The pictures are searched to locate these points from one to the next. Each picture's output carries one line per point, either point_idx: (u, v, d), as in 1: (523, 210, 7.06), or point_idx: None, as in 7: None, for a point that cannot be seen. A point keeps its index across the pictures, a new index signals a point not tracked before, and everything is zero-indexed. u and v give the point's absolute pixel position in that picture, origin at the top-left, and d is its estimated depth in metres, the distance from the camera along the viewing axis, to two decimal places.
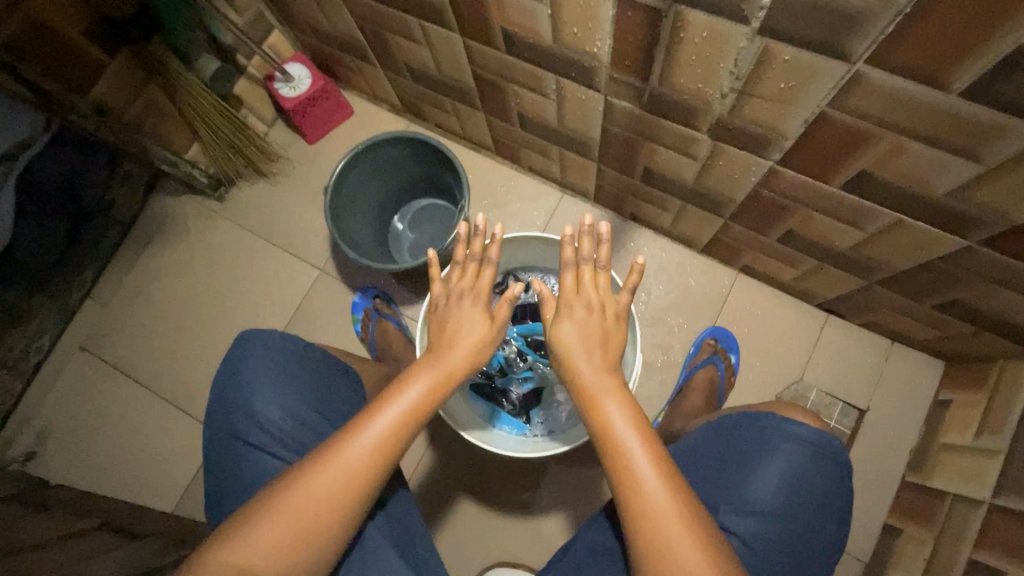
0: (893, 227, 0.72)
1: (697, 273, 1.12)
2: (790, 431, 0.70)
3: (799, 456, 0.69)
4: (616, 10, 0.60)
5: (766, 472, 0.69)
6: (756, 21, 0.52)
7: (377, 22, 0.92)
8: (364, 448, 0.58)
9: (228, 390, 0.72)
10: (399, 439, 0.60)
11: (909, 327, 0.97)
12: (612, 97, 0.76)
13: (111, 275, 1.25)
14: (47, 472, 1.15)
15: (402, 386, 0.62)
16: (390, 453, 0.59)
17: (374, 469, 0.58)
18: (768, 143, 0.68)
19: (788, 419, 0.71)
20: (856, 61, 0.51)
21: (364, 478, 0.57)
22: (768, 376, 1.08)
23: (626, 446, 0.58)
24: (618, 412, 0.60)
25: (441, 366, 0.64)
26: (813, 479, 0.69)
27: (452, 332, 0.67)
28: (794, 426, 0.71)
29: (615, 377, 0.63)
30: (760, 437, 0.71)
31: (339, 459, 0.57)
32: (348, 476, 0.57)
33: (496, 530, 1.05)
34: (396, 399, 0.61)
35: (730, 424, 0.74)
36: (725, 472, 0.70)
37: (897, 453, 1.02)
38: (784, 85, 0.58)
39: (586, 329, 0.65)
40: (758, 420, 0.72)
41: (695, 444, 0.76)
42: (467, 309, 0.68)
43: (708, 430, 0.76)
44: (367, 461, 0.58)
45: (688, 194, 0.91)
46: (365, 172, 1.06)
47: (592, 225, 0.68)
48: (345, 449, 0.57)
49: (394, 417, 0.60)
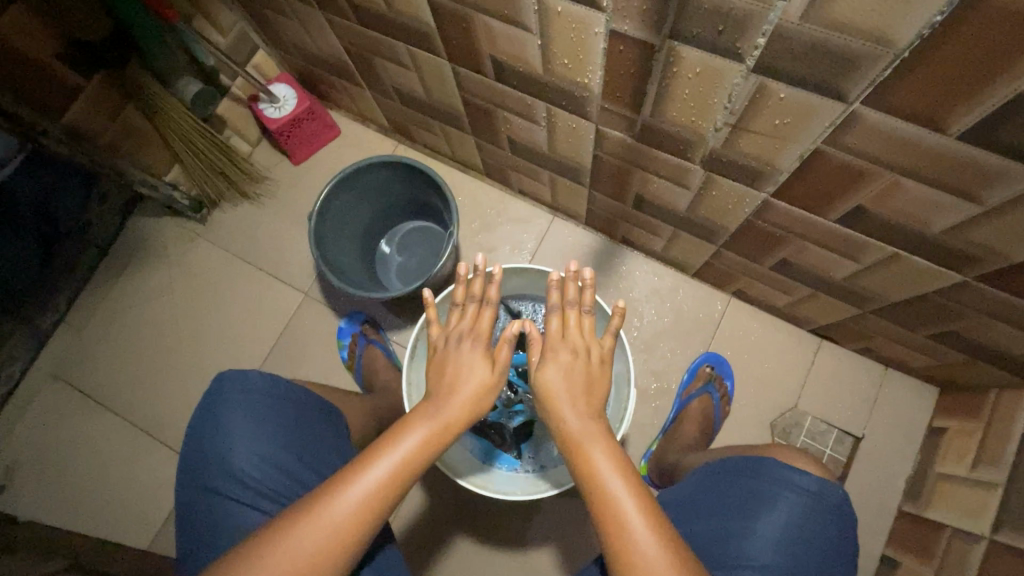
0: (889, 261, 0.71)
1: (689, 298, 1.11)
2: (791, 479, 0.70)
3: (798, 505, 0.69)
4: (608, 43, 0.58)
5: (765, 520, 0.68)
6: (751, 59, 0.51)
7: (364, 46, 0.90)
8: (352, 502, 0.55)
9: (204, 436, 0.69)
10: (390, 494, 0.56)
11: (902, 354, 0.96)
12: (604, 126, 0.74)
13: (86, 300, 1.20)
14: (15, 508, 1.09)
15: (395, 436, 0.59)
16: (380, 509, 0.56)
17: (361, 526, 0.55)
18: (762, 177, 0.67)
19: (789, 466, 0.71)
20: (853, 102, 0.50)
21: (347, 536, 0.54)
22: (763, 403, 1.06)
23: (617, 500, 0.55)
24: (604, 459, 0.58)
25: (437, 414, 0.62)
26: (814, 531, 0.68)
27: (451, 376, 0.65)
28: (794, 474, 0.71)
29: (603, 426, 0.61)
30: (760, 484, 0.71)
31: (324, 515, 0.54)
32: (333, 534, 0.53)
33: (487, 566, 1.02)
34: (389, 449, 0.58)
35: (732, 469, 0.75)
36: (723, 516, 0.70)
37: (893, 482, 1.01)
38: (778, 122, 0.57)
39: (576, 376, 0.64)
40: (760, 466, 0.73)
41: (695, 486, 0.77)
42: (468, 352, 0.67)
43: (709, 474, 0.77)
44: (354, 517, 0.54)
45: (681, 221, 0.90)
46: (352, 197, 1.04)
47: (576, 271, 0.72)
48: (331, 503, 0.54)
49: (385, 470, 0.57)
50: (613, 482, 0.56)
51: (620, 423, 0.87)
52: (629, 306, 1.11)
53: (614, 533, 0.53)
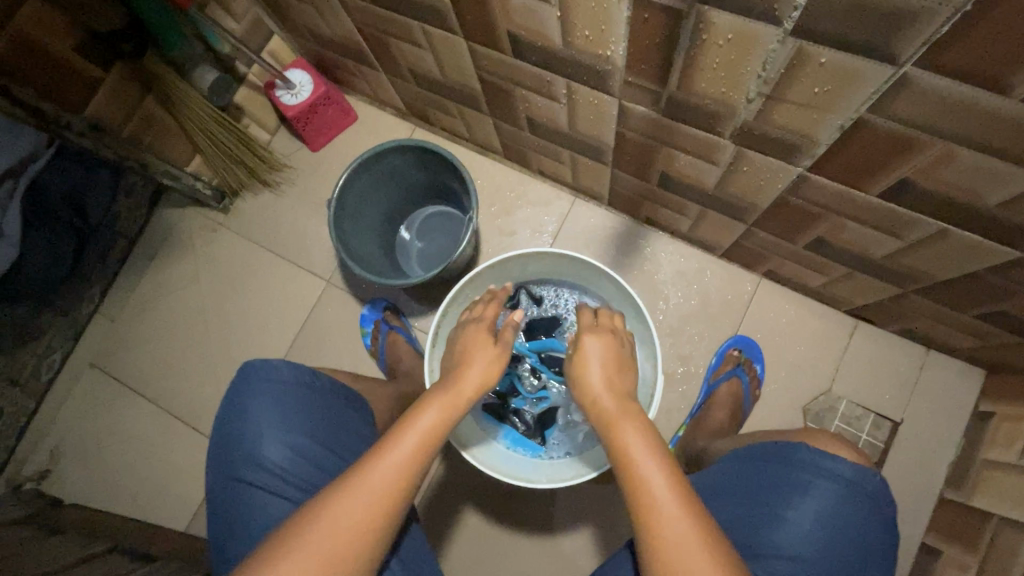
0: (936, 238, 0.66)
1: (718, 279, 1.07)
2: (824, 466, 0.68)
3: (832, 494, 0.67)
4: (632, 11, 0.55)
5: (798, 509, 0.66)
6: (789, 22, 0.47)
7: (377, 26, 0.87)
8: (383, 474, 0.55)
9: (232, 426, 0.70)
10: (419, 463, 0.58)
11: (946, 335, 0.91)
12: (628, 102, 0.71)
13: (118, 290, 1.23)
14: (61, 491, 1.14)
15: (419, 409, 0.61)
16: (411, 479, 0.57)
17: (391, 499, 0.55)
18: (798, 150, 0.63)
19: (823, 453, 0.69)
20: (903, 64, 0.46)
21: (378, 508, 0.54)
22: (795, 387, 1.03)
23: (639, 465, 0.54)
24: (628, 429, 0.58)
25: (459, 392, 0.64)
26: (849, 519, 0.66)
27: (469, 356, 0.69)
28: (828, 461, 0.68)
29: (629, 402, 0.61)
30: (791, 470, 0.69)
31: (359, 484, 0.55)
32: (365, 506, 0.54)
33: (512, 549, 1.02)
34: (414, 422, 0.60)
35: (760, 453, 0.73)
36: (754, 503, 0.68)
37: (934, 469, 0.97)
38: (818, 90, 0.53)
39: (601, 357, 0.65)
40: (791, 452, 0.70)
41: (721, 470, 0.74)
42: (474, 332, 0.74)
43: (735, 460, 0.75)
44: (386, 488, 0.55)
45: (710, 200, 0.86)
46: (370, 182, 1.03)
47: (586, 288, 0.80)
48: (365, 474, 0.55)
49: (414, 440, 0.58)
50: (641, 453, 0.55)
51: (648, 410, 0.84)
52: (655, 288, 1.08)
53: (644, 505, 0.52)
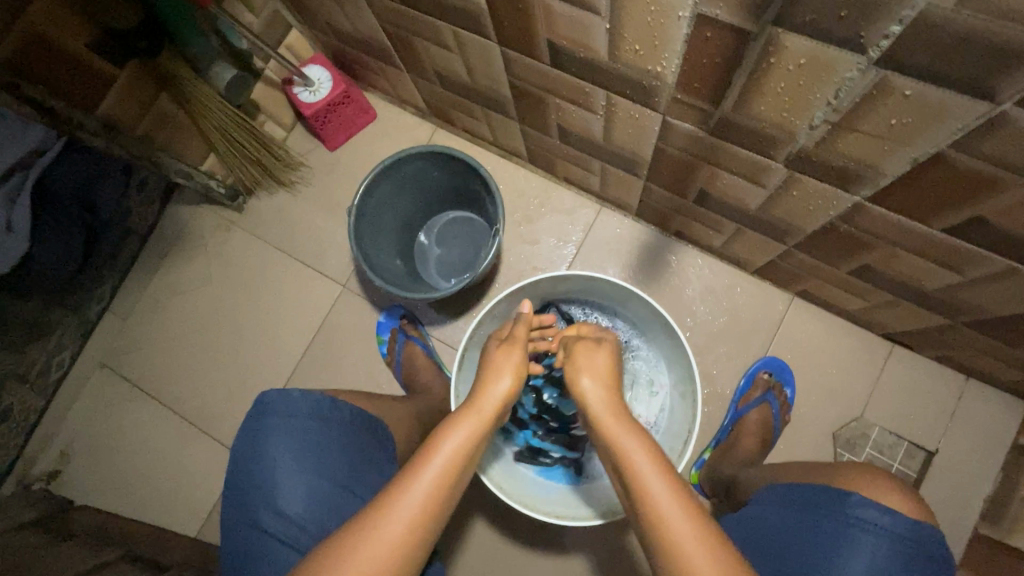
0: (1001, 276, 0.63)
1: (748, 297, 1.03)
2: (876, 520, 0.61)
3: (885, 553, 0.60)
4: (692, 29, 0.50)
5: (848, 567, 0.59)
6: (875, 51, 0.43)
7: (403, 25, 0.83)
8: (406, 508, 0.52)
9: (246, 464, 0.68)
10: (446, 492, 0.55)
11: (991, 367, 0.88)
12: (673, 118, 0.66)
13: (129, 289, 1.20)
14: (72, 492, 1.13)
15: (444, 430, 0.59)
16: (439, 511, 0.54)
17: (418, 536, 0.52)
18: (859, 179, 0.59)
19: (873, 504, 0.62)
20: (1002, 102, 0.42)
21: (402, 544, 0.51)
22: (826, 411, 0.99)
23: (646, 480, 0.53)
24: (636, 448, 0.56)
25: (477, 417, 0.62)
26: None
27: (487, 378, 0.67)
28: (884, 517, 0.61)
29: (626, 413, 0.61)
30: (831, 522, 0.63)
31: (383, 520, 0.51)
32: (391, 542, 0.50)
33: (527, 568, 1.00)
34: (435, 455, 0.57)
35: (797, 498, 0.68)
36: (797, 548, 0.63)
37: (969, 501, 0.94)
38: (894, 122, 0.49)
39: (601, 370, 0.67)
40: (838, 502, 0.64)
41: (758, 513, 0.70)
42: (496, 355, 0.71)
43: (779, 501, 0.70)
44: (414, 521, 0.52)
45: (749, 219, 0.82)
46: (391, 188, 0.99)
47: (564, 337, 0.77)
48: (390, 509, 0.52)
49: (438, 468, 0.55)
50: (647, 461, 0.55)
51: (685, 445, 0.80)
52: (683, 305, 1.04)
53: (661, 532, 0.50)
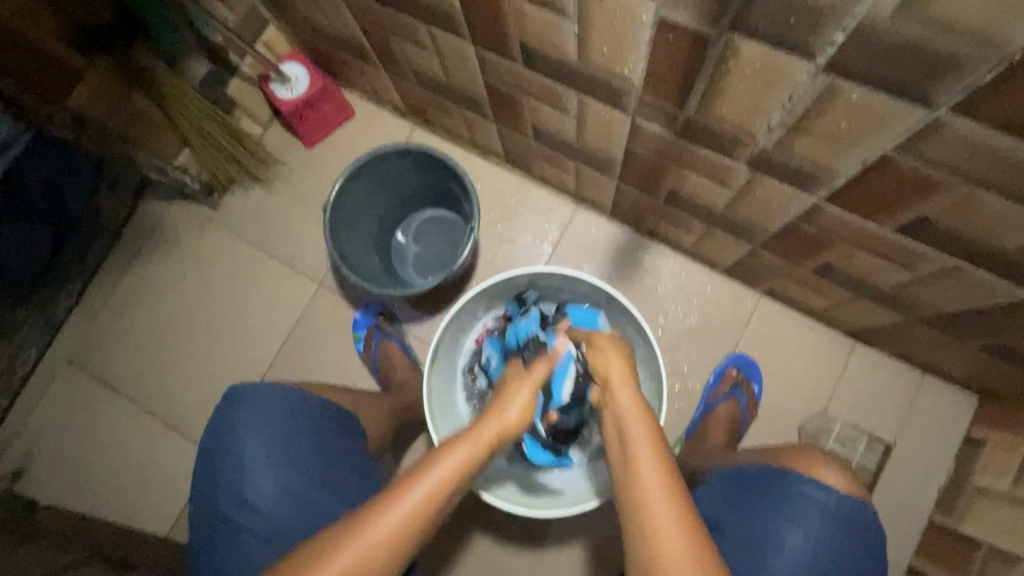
0: (948, 273, 0.66)
1: (718, 295, 1.06)
2: (812, 493, 0.65)
3: (819, 523, 0.63)
4: (656, 33, 0.52)
5: (787, 538, 0.63)
6: (823, 57, 0.45)
7: (380, 23, 0.83)
8: (392, 521, 0.51)
9: (220, 456, 0.68)
10: (431, 514, 0.52)
11: (944, 362, 0.92)
12: (641, 120, 0.68)
13: (99, 286, 1.18)
14: (37, 492, 1.10)
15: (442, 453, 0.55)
16: (425, 530, 0.52)
17: (399, 551, 0.51)
18: (815, 180, 0.61)
19: (807, 479, 0.66)
20: (939, 108, 0.44)
21: (378, 557, 0.50)
22: (792, 406, 1.02)
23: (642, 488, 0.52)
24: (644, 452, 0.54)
25: (479, 436, 0.57)
26: (840, 549, 0.63)
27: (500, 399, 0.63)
28: (817, 489, 0.65)
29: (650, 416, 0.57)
30: (773, 495, 0.66)
31: (361, 534, 0.50)
32: (370, 558, 0.49)
33: (504, 562, 1.01)
34: (429, 470, 0.54)
35: (742, 479, 0.71)
36: (744, 526, 0.66)
37: (924, 491, 0.98)
38: (843, 126, 0.51)
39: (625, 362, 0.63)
40: (779, 479, 0.67)
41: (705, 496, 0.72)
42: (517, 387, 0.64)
43: (725, 482, 0.73)
44: (390, 541, 0.50)
45: (717, 219, 0.84)
46: (367, 185, 1.00)
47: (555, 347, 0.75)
48: (371, 525, 0.50)
49: (421, 494, 0.52)
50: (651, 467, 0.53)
51: None
52: (655, 303, 1.07)
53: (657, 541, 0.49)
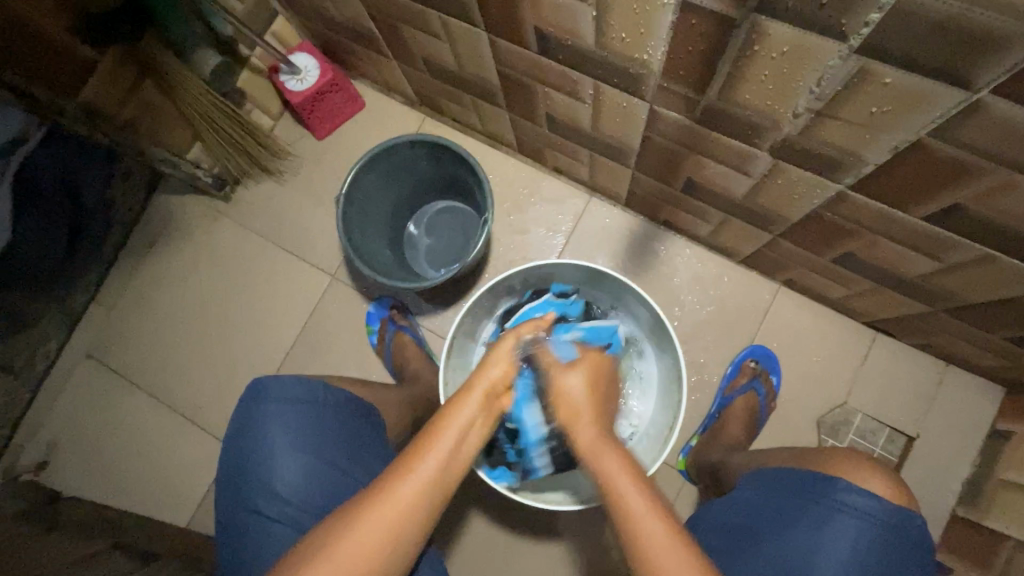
0: (979, 263, 0.64)
1: (736, 286, 1.04)
2: (852, 502, 0.64)
3: (859, 533, 0.62)
4: (677, 16, 0.50)
5: (826, 549, 0.62)
6: (856, 38, 0.43)
7: (391, 12, 0.82)
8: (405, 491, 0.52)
9: (242, 448, 0.68)
10: (443, 484, 0.54)
11: (970, 353, 0.90)
12: (659, 107, 0.66)
13: (115, 280, 1.19)
14: (60, 483, 1.12)
15: (445, 419, 0.56)
16: (439, 493, 0.53)
17: (413, 523, 0.52)
18: (842, 167, 0.59)
19: (848, 487, 0.64)
20: (980, 89, 0.42)
21: (400, 526, 0.51)
22: (811, 398, 1.01)
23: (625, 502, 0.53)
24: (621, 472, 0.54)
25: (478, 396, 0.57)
26: (881, 560, 0.62)
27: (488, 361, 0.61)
28: (859, 499, 0.64)
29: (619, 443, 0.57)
30: (811, 503, 0.65)
31: (384, 504, 0.51)
32: (387, 527, 0.51)
33: (519, 553, 1.01)
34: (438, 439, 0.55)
35: (780, 485, 0.69)
36: (780, 535, 0.65)
37: (947, 485, 0.96)
38: (875, 110, 0.49)
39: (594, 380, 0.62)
40: (818, 488, 0.66)
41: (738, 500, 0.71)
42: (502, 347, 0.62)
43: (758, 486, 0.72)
44: (407, 510, 0.52)
45: (736, 208, 0.82)
46: (379, 177, 0.99)
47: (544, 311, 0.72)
48: (391, 494, 0.52)
49: (434, 463, 0.53)
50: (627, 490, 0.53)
51: (669, 433, 0.83)
52: (671, 294, 1.05)
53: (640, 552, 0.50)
